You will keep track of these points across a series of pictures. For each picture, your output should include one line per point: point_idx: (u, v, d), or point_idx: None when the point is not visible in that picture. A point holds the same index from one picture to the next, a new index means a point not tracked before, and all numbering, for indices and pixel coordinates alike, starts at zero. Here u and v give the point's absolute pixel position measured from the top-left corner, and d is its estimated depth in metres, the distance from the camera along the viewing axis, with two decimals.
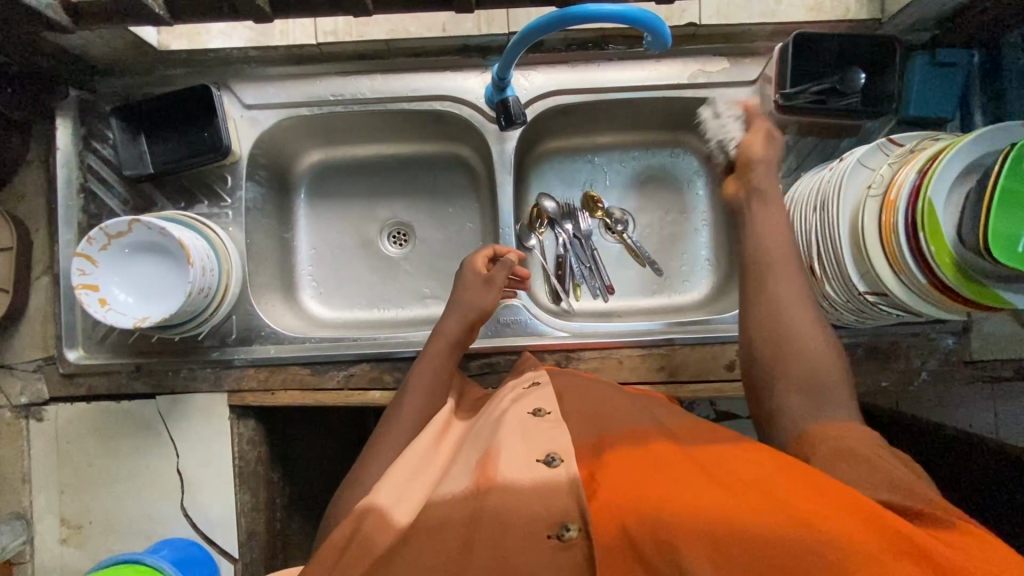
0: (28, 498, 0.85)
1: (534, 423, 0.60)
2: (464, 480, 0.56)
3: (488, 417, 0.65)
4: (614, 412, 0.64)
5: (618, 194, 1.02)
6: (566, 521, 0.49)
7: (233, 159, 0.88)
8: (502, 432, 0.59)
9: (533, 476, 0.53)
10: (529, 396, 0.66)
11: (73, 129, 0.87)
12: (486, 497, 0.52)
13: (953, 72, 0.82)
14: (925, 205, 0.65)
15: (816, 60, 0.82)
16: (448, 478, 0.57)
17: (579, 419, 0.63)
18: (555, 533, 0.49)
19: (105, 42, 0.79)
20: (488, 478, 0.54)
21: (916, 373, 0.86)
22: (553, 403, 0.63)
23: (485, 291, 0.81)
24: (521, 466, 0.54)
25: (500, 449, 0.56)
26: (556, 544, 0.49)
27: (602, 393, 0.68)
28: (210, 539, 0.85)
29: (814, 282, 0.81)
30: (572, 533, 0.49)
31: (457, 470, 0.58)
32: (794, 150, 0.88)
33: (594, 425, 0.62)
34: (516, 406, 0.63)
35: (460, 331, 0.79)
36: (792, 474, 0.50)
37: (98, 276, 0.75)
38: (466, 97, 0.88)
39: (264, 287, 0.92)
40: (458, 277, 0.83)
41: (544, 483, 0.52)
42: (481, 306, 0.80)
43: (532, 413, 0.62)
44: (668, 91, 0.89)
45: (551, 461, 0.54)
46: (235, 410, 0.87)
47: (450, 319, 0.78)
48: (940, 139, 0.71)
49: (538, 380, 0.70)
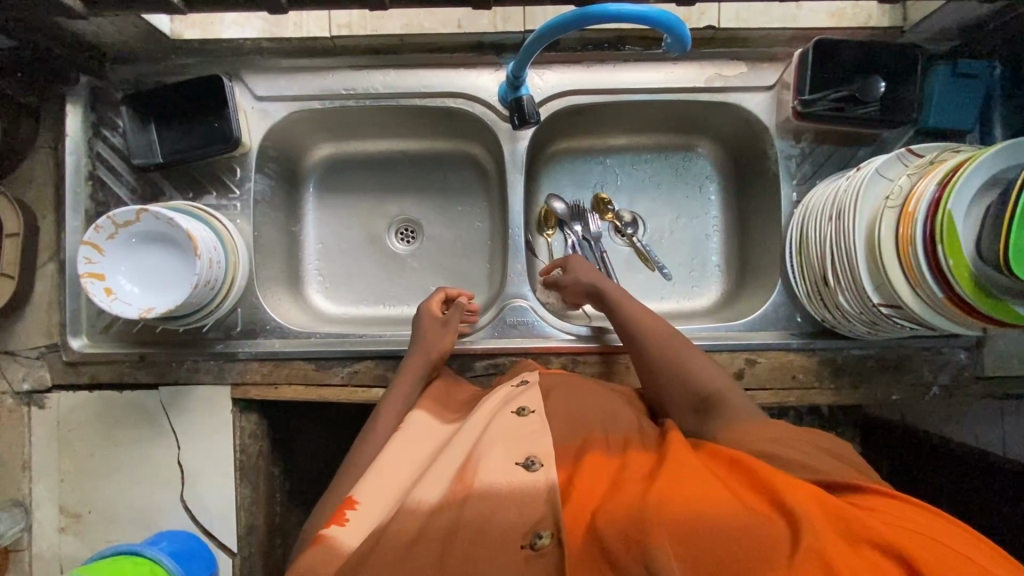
0: (28, 486, 0.85)
1: (517, 425, 0.60)
2: (436, 491, 0.55)
3: (472, 418, 0.64)
4: (591, 414, 0.64)
5: (629, 197, 1.01)
6: (539, 528, 0.49)
7: (244, 150, 0.87)
8: (483, 438, 0.58)
9: (509, 479, 0.53)
10: (518, 396, 0.65)
11: (83, 116, 0.86)
12: (465, 503, 0.52)
13: (974, 83, 0.81)
14: (944, 218, 0.64)
15: (834, 67, 0.81)
16: (423, 483, 0.56)
17: (561, 417, 0.62)
18: (528, 542, 0.49)
19: (118, 30, 0.78)
20: (466, 485, 0.53)
21: (927, 387, 0.84)
22: (538, 403, 0.64)
23: (443, 335, 0.80)
24: (498, 470, 0.54)
25: (479, 456, 0.56)
26: (528, 554, 0.48)
27: (586, 391, 0.68)
28: (209, 533, 0.84)
29: (827, 292, 0.79)
30: (545, 541, 0.49)
31: (435, 474, 0.57)
32: (809, 157, 0.87)
33: (576, 426, 0.62)
34: (500, 409, 0.63)
35: (423, 368, 0.77)
36: (758, 476, 0.51)
37: (105, 265, 0.74)
38: (479, 95, 0.87)
39: (271, 280, 0.92)
40: (415, 321, 0.81)
41: (521, 488, 0.52)
42: (442, 347, 0.79)
43: (515, 412, 0.62)
44: (683, 93, 0.87)
45: (530, 466, 0.54)
46: (237, 404, 0.86)
47: (412, 359, 0.77)
48: (961, 151, 0.70)
49: (527, 381, 0.70)
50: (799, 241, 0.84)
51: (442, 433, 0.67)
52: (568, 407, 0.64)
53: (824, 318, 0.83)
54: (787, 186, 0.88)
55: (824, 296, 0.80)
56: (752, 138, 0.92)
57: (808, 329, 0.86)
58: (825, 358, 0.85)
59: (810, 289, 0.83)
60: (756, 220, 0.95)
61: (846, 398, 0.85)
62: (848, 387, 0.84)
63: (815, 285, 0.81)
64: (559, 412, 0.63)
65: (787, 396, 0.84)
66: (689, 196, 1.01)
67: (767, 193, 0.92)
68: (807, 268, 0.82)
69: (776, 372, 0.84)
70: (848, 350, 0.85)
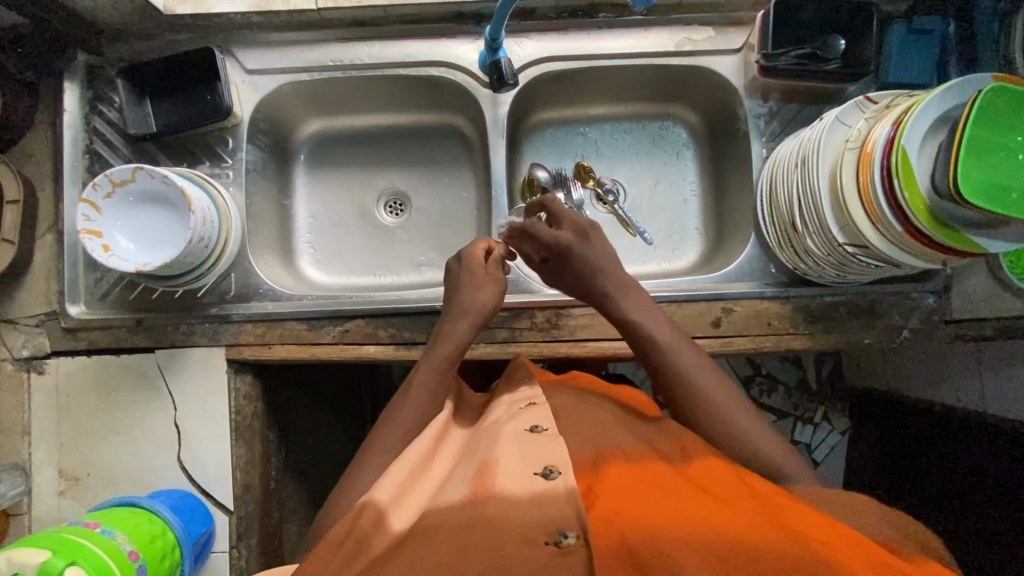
0: (27, 450, 0.87)
1: (529, 439, 0.60)
2: (462, 489, 0.57)
3: (484, 433, 0.66)
4: (608, 430, 0.67)
5: (608, 165, 1.05)
6: (565, 528, 0.50)
7: (234, 121, 0.90)
8: (500, 446, 0.60)
9: (529, 488, 0.54)
10: (524, 414, 0.65)
11: (81, 92, 0.90)
12: (485, 504, 0.53)
13: (930, 38, 0.85)
14: (898, 153, 0.68)
15: (794, 29, 0.86)
16: (446, 489, 0.59)
17: (575, 433, 0.66)
18: (553, 540, 0.50)
19: (113, 4, 0.82)
20: (486, 488, 0.55)
21: (898, 331, 0.88)
22: (550, 419, 0.64)
23: (490, 287, 0.81)
24: (518, 479, 0.55)
25: (498, 463, 0.57)
26: (554, 550, 0.49)
27: (594, 410, 0.71)
28: (206, 492, 0.86)
29: (796, 239, 0.83)
30: (570, 540, 0.50)
31: (455, 481, 0.59)
32: (777, 116, 0.91)
33: (591, 439, 0.65)
34: (512, 422, 0.64)
35: (469, 335, 0.78)
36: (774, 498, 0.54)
37: (102, 222, 0.78)
38: (459, 63, 0.91)
39: (262, 247, 0.95)
40: (461, 273, 0.82)
41: (540, 495, 0.53)
42: (488, 301, 0.80)
43: (528, 429, 0.62)
44: (654, 58, 0.92)
45: (549, 475, 0.56)
46: (232, 364, 0.89)
47: (461, 324, 0.78)
48: (914, 94, 0.74)
49: (535, 400, 0.69)
50: (769, 192, 0.87)
51: (452, 443, 0.69)
52: (579, 428, 0.67)
53: (797, 266, 0.86)
54: (757, 143, 0.92)
55: (794, 242, 0.84)
56: (723, 101, 0.96)
57: (782, 279, 0.90)
58: (799, 306, 0.88)
59: (780, 237, 0.86)
60: (730, 182, 0.99)
61: (822, 344, 0.88)
62: (823, 332, 0.88)
63: (784, 233, 0.85)
64: (573, 432, 0.66)
65: (764, 342, 0.88)
66: (667, 163, 1.05)
67: (740, 154, 0.96)
68: (777, 218, 0.85)
69: (752, 320, 0.88)
70: (821, 298, 0.88)
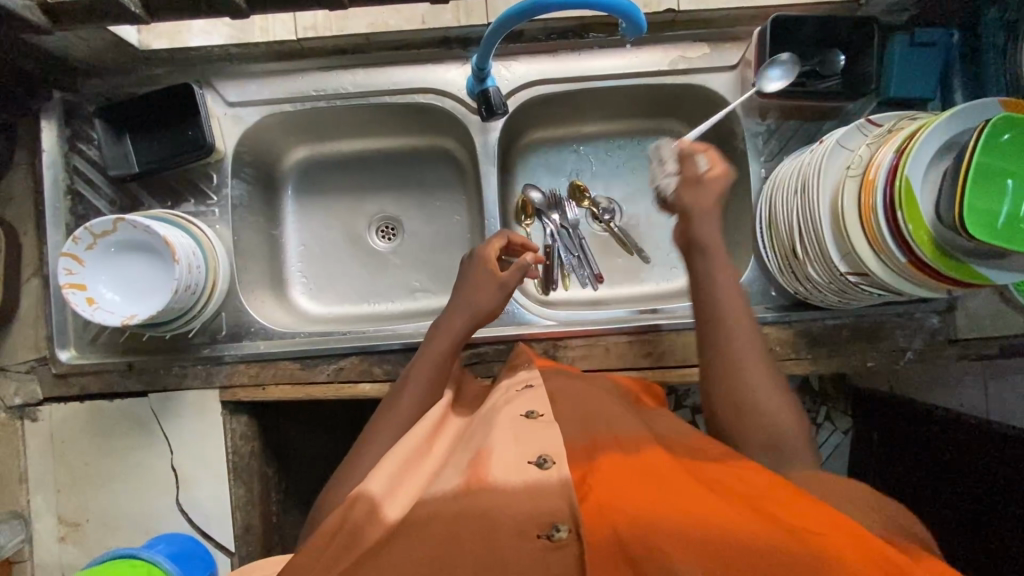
0: (25, 498, 0.86)
1: (524, 426, 0.57)
2: (454, 478, 0.53)
3: (481, 418, 0.63)
4: (607, 411, 0.63)
5: (605, 184, 1.03)
6: (557, 521, 0.47)
7: (218, 156, 0.88)
8: (493, 435, 0.56)
9: (523, 478, 0.51)
10: (522, 397, 0.62)
11: (58, 131, 0.87)
12: (477, 495, 0.50)
13: (932, 50, 0.82)
14: (902, 183, 0.65)
15: (789, 49, 0.83)
16: (439, 478, 0.55)
17: (572, 418, 0.62)
18: (545, 533, 0.47)
19: (85, 42, 0.79)
20: (478, 478, 0.52)
21: (902, 353, 0.86)
22: (543, 403, 0.61)
23: (489, 284, 0.77)
24: (512, 468, 0.52)
25: (492, 449, 0.54)
26: (546, 544, 0.47)
27: (595, 392, 0.68)
28: (206, 533, 0.85)
29: (797, 265, 0.81)
30: (563, 533, 0.47)
31: (447, 470, 0.56)
32: (776, 134, 0.89)
33: (585, 424, 0.61)
34: (508, 408, 0.61)
35: (464, 330, 0.76)
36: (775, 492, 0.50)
37: (85, 276, 0.77)
38: (448, 89, 0.88)
39: (254, 283, 0.93)
40: (468, 268, 0.80)
41: (534, 485, 0.50)
42: (486, 303, 0.77)
43: (524, 414, 0.59)
44: (648, 78, 0.89)
45: (543, 463, 0.52)
46: (227, 406, 0.88)
47: (454, 318, 0.76)
48: (917, 119, 0.72)
49: (532, 382, 0.67)
50: (768, 216, 0.85)
51: (451, 431, 0.66)
52: (577, 411, 0.63)
53: (797, 290, 0.85)
54: (756, 163, 0.89)
55: (795, 268, 0.82)
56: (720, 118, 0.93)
57: (783, 302, 0.89)
58: (800, 330, 0.87)
59: (780, 262, 0.84)
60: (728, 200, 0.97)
61: (823, 368, 0.86)
62: (826, 356, 0.86)
63: (784, 258, 0.83)
64: (567, 413, 0.63)
65: None
66: None
67: (738, 172, 0.93)
68: (777, 243, 0.83)
69: None
70: (823, 321, 0.86)
